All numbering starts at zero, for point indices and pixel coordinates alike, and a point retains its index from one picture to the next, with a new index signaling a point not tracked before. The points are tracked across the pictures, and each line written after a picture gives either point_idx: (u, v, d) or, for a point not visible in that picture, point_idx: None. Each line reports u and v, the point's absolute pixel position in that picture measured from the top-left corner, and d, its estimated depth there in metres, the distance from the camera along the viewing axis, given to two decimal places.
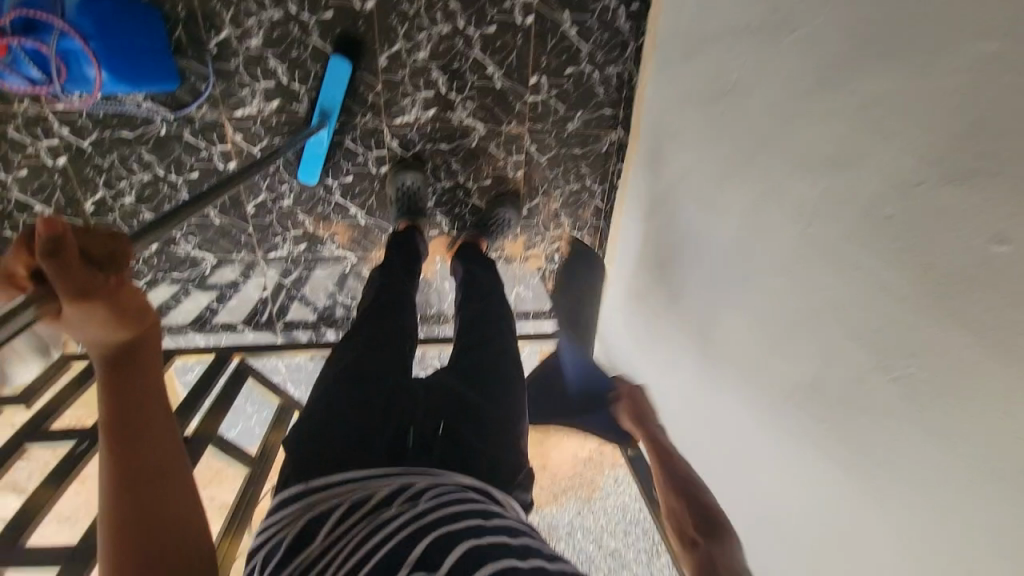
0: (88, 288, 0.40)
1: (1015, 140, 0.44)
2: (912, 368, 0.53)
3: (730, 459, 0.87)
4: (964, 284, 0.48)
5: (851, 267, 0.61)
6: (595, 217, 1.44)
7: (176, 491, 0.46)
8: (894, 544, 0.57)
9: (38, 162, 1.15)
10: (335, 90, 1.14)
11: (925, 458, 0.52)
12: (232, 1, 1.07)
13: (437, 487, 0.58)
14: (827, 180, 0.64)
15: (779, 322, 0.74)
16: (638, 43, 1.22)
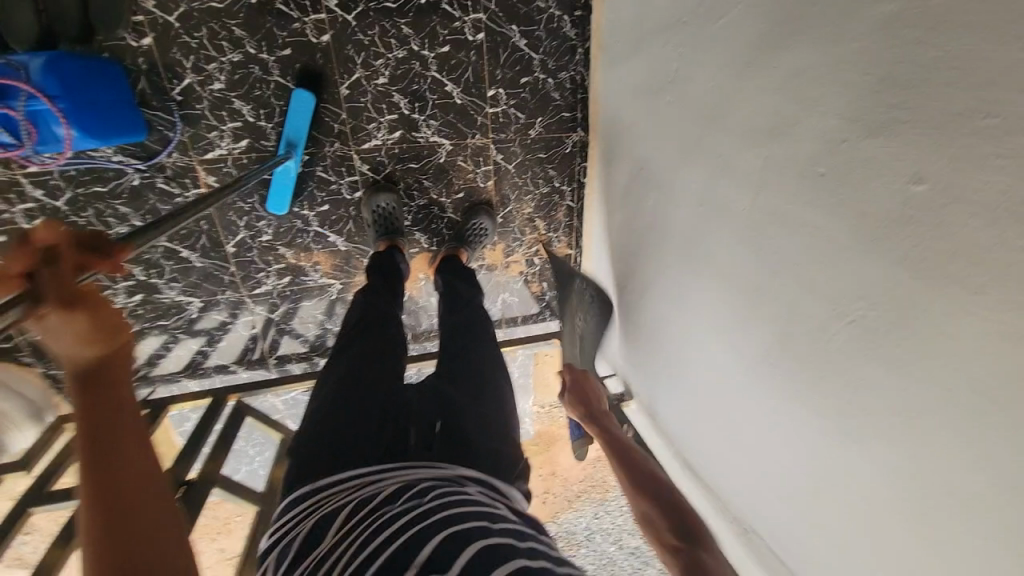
0: (77, 296, 0.47)
1: (916, 89, 0.49)
2: (865, 309, 0.57)
3: (725, 426, 0.90)
4: (895, 223, 0.52)
5: (799, 225, 0.65)
6: (568, 217, 1.49)
7: (149, 489, 0.48)
8: (874, 476, 0.60)
9: (14, 226, 1.16)
10: (301, 120, 1.17)
11: (889, 388, 0.56)
12: (192, 50, 1.10)
13: (448, 488, 0.57)
14: (767, 149, 0.69)
15: (746, 286, 0.78)
16: (586, 47, 1.28)
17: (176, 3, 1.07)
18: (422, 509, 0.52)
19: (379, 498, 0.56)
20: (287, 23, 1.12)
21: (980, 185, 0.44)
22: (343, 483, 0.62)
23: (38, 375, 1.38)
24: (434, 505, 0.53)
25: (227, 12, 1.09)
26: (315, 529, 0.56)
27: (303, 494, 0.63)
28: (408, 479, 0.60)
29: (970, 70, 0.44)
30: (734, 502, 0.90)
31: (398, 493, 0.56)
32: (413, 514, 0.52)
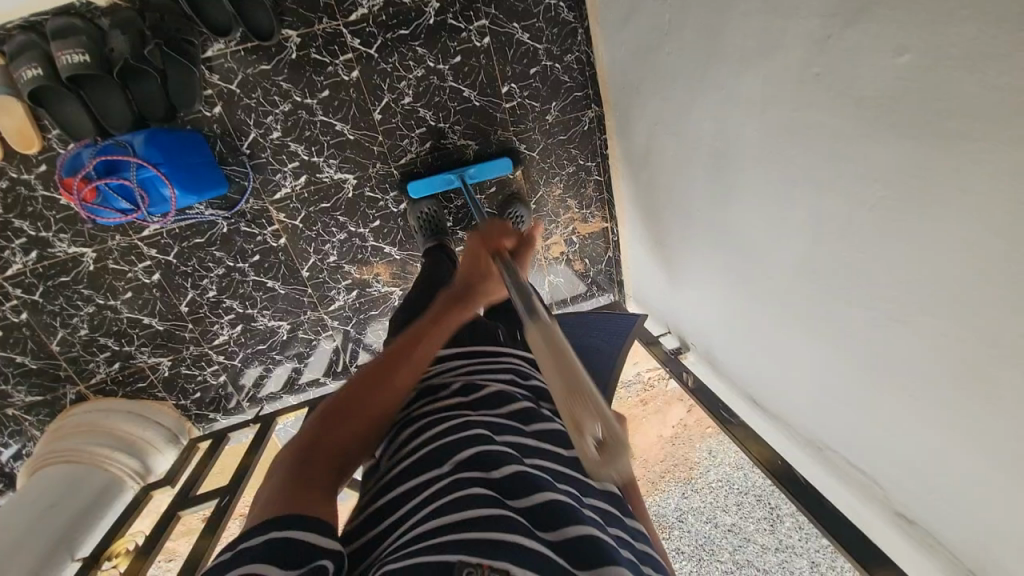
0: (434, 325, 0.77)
1: None
2: (882, 189, 0.60)
3: (775, 341, 0.92)
4: (888, 99, 0.55)
5: (805, 130, 0.69)
6: (598, 191, 1.55)
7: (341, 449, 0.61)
8: (929, 348, 0.61)
9: (138, 282, 1.41)
10: None
11: (923, 258, 0.58)
12: (252, 108, 1.29)
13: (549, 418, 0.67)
14: (762, 70, 0.73)
15: (769, 203, 0.81)
16: (585, 27, 1.35)
17: (235, 73, 1.25)
18: (523, 435, 0.62)
19: (489, 392, 0.68)
20: (322, 69, 1.29)
21: (955, 39, 0.47)
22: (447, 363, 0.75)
23: (170, 405, 1.57)
24: (537, 435, 0.63)
25: (273, 70, 1.27)
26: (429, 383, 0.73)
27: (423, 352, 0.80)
28: (510, 387, 0.70)
29: None
30: (793, 418, 0.93)
31: (504, 398, 0.68)
32: (516, 432, 0.63)
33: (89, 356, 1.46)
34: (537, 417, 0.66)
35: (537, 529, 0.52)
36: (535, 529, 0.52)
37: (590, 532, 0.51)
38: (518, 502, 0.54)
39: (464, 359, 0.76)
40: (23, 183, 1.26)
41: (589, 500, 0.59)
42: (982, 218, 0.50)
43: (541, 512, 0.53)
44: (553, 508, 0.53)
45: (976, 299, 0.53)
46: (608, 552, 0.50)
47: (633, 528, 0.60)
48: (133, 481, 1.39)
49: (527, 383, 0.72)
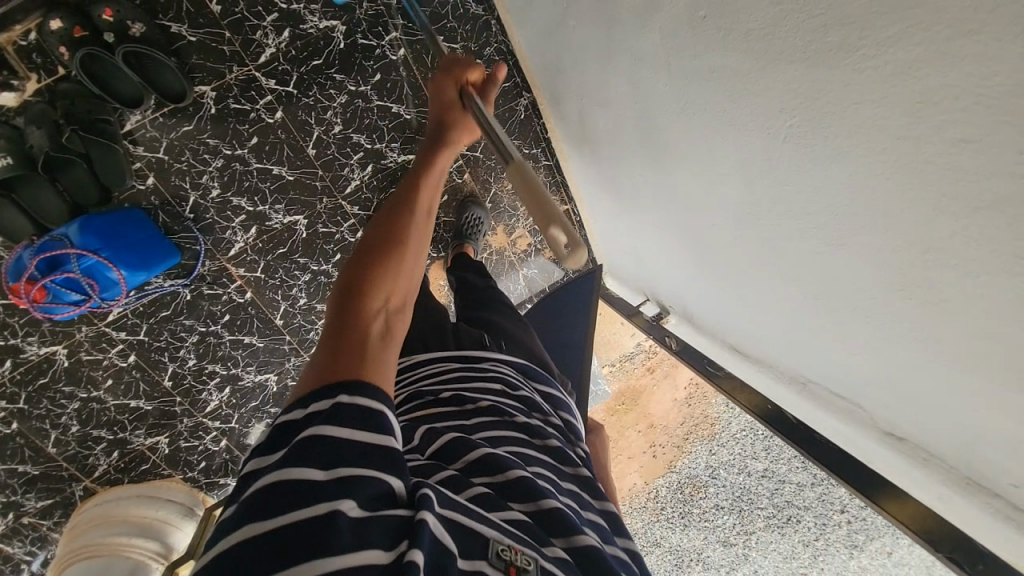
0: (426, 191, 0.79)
1: None
2: (789, 117, 0.59)
3: (739, 288, 0.92)
4: (773, 25, 0.54)
5: (708, 74, 0.68)
6: (549, 176, 1.55)
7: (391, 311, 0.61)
8: (869, 264, 0.60)
9: (116, 367, 1.40)
10: None
11: (842, 178, 0.57)
12: (185, 171, 1.28)
13: (549, 434, 0.67)
14: (656, 22, 0.72)
15: (696, 153, 0.80)
16: (496, 16, 1.34)
17: (159, 140, 1.24)
18: (528, 445, 0.63)
19: (485, 404, 0.68)
20: (245, 117, 1.27)
21: None
22: (440, 379, 0.75)
23: (178, 479, 1.56)
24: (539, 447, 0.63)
25: (197, 130, 1.26)
26: (423, 394, 0.72)
27: (424, 364, 0.81)
28: (508, 400, 0.70)
29: None
30: (774, 360, 0.92)
31: (498, 410, 0.67)
32: (519, 440, 0.63)
33: (87, 451, 1.45)
34: (539, 432, 0.66)
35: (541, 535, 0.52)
36: (540, 532, 0.52)
37: (590, 543, 0.52)
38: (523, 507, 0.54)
39: (454, 372, 0.76)
40: None
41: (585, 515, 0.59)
42: (882, 125, 0.49)
43: (543, 519, 0.53)
44: (559, 516, 0.53)
45: (896, 208, 0.52)
46: (609, 565, 0.50)
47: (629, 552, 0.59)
48: (157, 562, 1.41)
49: (524, 396, 0.73)
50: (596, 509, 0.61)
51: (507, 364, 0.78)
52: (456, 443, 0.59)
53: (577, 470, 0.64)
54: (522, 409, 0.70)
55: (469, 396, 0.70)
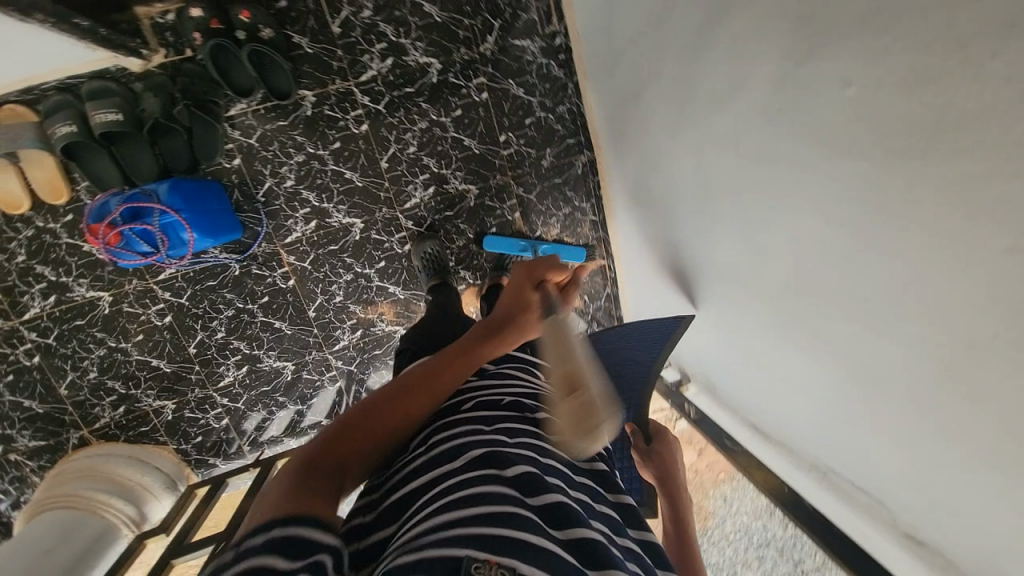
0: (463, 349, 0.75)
1: (823, 15, 0.59)
2: (850, 207, 0.64)
3: (771, 365, 0.93)
4: (845, 123, 0.61)
5: (776, 158, 0.74)
6: (594, 229, 1.63)
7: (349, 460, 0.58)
8: (908, 355, 0.63)
9: (150, 324, 1.45)
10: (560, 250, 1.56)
11: (890, 271, 0.61)
12: (269, 160, 1.40)
13: None
14: (732, 107, 0.80)
15: (751, 229, 0.86)
16: (575, 81, 1.48)
17: (255, 128, 1.37)
18: (541, 440, 0.63)
19: (506, 400, 0.69)
20: (334, 123, 1.40)
21: (891, 69, 0.53)
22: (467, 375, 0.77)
23: (170, 449, 1.56)
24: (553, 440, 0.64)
25: (290, 126, 1.39)
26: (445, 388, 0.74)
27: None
28: (525, 399, 0.71)
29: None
30: (797, 442, 0.93)
31: (517, 406, 0.69)
32: (530, 434, 0.63)
33: (95, 400, 1.47)
34: (557, 427, 0.67)
35: (550, 524, 0.52)
36: (548, 525, 0.52)
37: (592, 535, 0.52)
38: (532, 498, 0.53)
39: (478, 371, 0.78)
40: (49, 231, 1.33)
41: (597, 507, 0.59)
42: (940, 223, 0.53)
43: (548, 510, 0.53)
44: (567, 508, 0.53)
45: (943, 304, 0.56)
46: (611, 556, 0.51)
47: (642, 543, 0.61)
48: (127, 528, 1.36)
49: (543, 398, 0.73)
50: (610, 503, 0.63)
51: (530, 364, 0.81)
52: (465, 438, 0.61)
53: (594, 465, 0.67)
54: (541, 407, 0.71)
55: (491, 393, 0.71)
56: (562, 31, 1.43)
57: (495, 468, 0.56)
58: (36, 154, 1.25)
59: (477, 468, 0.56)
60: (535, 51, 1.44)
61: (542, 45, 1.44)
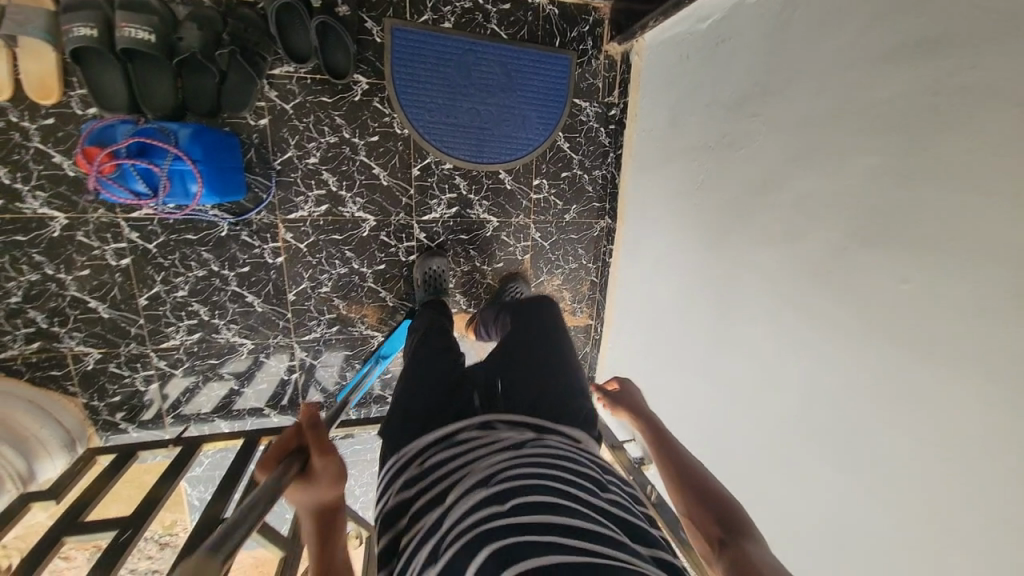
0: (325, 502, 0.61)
1: (900, 215, 0.67)
2: (870, 380, 0.72)
3: (744, 480, 0.98)
4: (887, 309, 0.69)
5: (813, 310, 0.82)
6: (591, 290, 1.67)
7: None
8: (879, 517, 0.70)
9: (102, 262, 1.28)
10: (399, 342, 1.42)
11: (888, 444, 0.69)
12: (298, 130, 1.31)
13: (531, 479, 0.55)
14: (783, 249, 0.87)
15: (763, 357, 0.93)
16: (617, 152, 1.54)
17: (294, 95, 1.28)
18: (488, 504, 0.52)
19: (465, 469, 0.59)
20: (379, 117, 1.35)
21: (953, 290, 0.61)
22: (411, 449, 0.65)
23: (78, 403, 1.37)
24: (505, 503, 0.51)
25: (332, 105, 1.31)
26: (411, 465, 0.63)
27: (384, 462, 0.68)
28: (484, 463, 0.59)
29: (944, 209, 0.62)
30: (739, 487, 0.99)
31: (476, 475, 0.57)
32: (477, 517, 0.50)
33: (7, 328, 1.27)
34: (518, 480, 0.54)
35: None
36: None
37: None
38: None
39: (434, 443, 0.64)
40: (19, 129, 1.16)
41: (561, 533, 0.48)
42: (964, 426, 0.60)
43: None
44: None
45: (938, 494, 0.63)
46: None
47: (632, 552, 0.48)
48: (13, 485, 1.16)
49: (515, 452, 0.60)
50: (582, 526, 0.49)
51: (506, 429, 0.66)
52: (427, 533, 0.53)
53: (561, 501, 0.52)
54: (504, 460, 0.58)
55: (443, 470, 0.60)
56: (619, 105, 1.50)
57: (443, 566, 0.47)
58: (36, 46, 1.10)
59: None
60: (590, 113, 1.49)
61: (598, 111, 1.49)
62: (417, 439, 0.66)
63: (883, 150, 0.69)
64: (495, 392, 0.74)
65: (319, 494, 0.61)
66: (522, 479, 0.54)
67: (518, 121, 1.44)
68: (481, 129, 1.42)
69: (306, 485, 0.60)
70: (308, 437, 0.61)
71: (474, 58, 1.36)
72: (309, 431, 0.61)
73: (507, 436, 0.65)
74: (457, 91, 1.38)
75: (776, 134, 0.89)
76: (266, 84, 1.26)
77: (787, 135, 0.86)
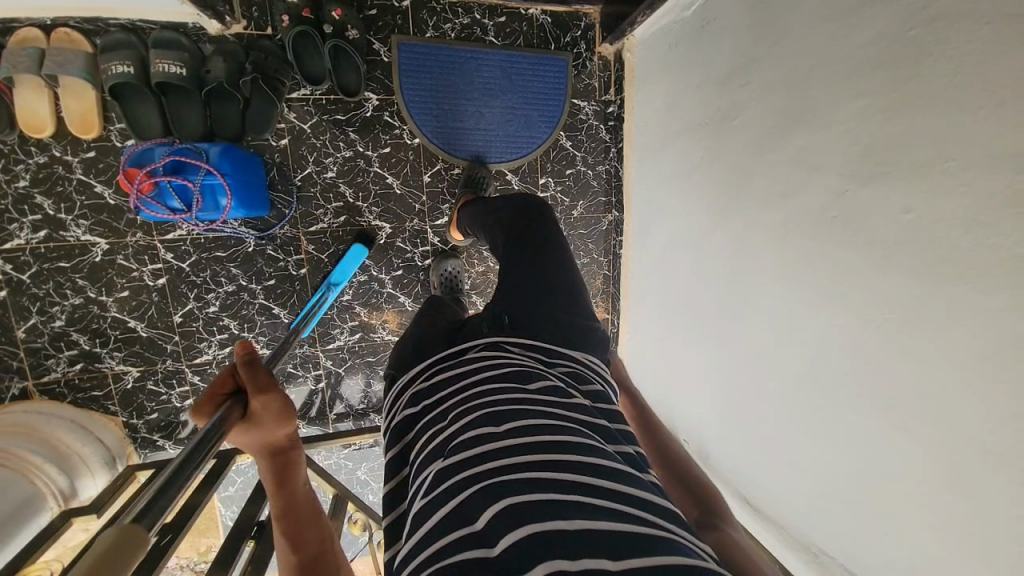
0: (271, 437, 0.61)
1: (894, 149, 0.70)
2: (886, 314, 0.72)
3: (773, 438, 0.97)
4: (892, 240, 0.71)
5: (821, 257, 0.83)
6: (605, 284, 1.69)
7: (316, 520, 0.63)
8: (912, 451, 0.69)
9: (140, 283, 1.36)
10: (348, 265, 1.36)
11: (911, 373, 0.69)
12: (316, 148, 1.40)
13: (546, 412, 0.56)
14: (786, 204, 0.90)
15: (778, 313, 0.93)
16: (618, 147, 1.59)
17: (311, 115, 1.38)
18: (502, 431, 0.52)
19: (475, 387, 0.60)
20: (389, 130, 1.43)
21: (953, 207, 0.62)
22: (416, 373, 0.68)
23: (118, 422, 1.42)
24: (512, 454, 0.50)
25: (346, 122, 1.41)
26: (423, 391, 0.64)
27: (395, 380, 0.72)
28: (496, 386, 0.59)
29: (934, 134, 0.64)
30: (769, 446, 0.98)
31: (490, 396, 0.58)
32: (483, 461, 0.49)
33: (52, 351, 1.34)
34: (533, 413, 0.55)
35: (501, 530, 0.43)
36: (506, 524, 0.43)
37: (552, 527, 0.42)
38: (492, 549, 0.42)
39: (448, 364, 0.66)
40: (64, 163, 1.28)
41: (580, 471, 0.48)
42: (981, 338, 0.60)
43: (501, 511, 0.44)
44: (536, 538, 0.41)
45: (969, 414, 0.62)
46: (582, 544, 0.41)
47: (641, 503, 0.47)
48: (55, 501, 1.17)
49: (529, 380, 0.61)
50: (601, 463, 0.50)
51: (519, 357, 0.67)
52: (439, 452, 0.54)
53: (579, 439, 0.53)
54: (517, 386, 0.60)
55: (452, 389, 0.61)
56: (616, 102, 1.56)
57: (459, 491, 0.48)
58: (77, 85, 1.23)
59: (443, 501, 0.48)
60: (589, 112, 1.56)
61: (596, 109, 1.56)
62: (428, 358, 0.70)
63: (869, 90, 0.73)
64: (502, 328, 0.74)
65: (265, 432, 0.60)
66: (532, 426, 0.53)
67: (520, 120, 1.51)
68: (486, 130, 1.50)
69: (248, 426, 0.59)
70: (245, 376, 0.60)
71: (475, 65, 1.45)
72: (245, 369, 0.59)
73: (516, 359, 0.66)
74: (461, 97, 1.46)
75: (766, 97, 0.93)
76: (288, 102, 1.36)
77: (777, 96, 0.90)
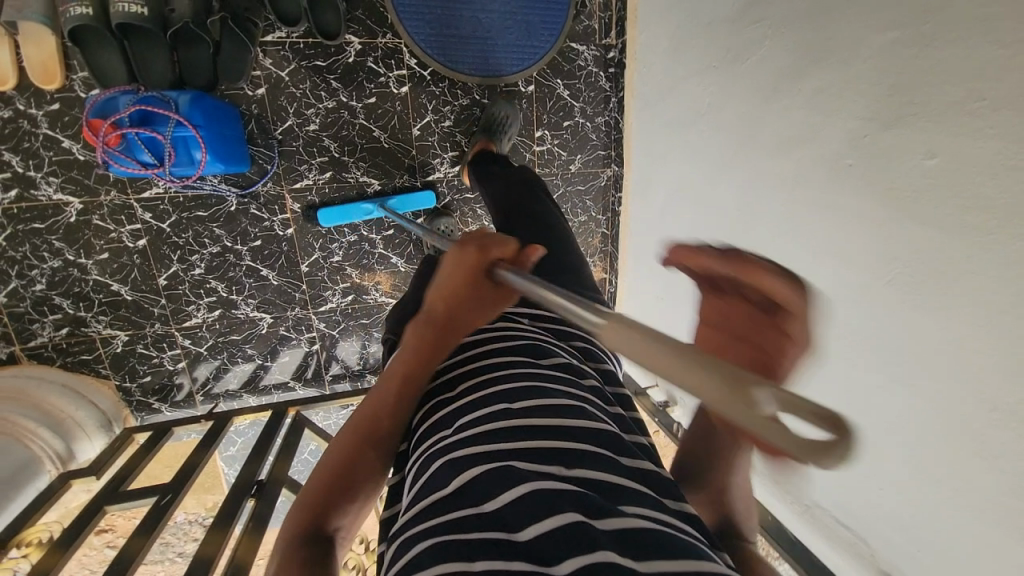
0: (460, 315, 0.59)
1: (921, 88, 0.64)
2: (901, 268, 0.68)
3: None
4: (912, 189, 0.66)
5: (834, 208, 0.78)
6: (603, 243, 1.64)
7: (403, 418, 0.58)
8: (920, 408, 0.67)
9: (119, 244, 1.31)
10: (410, 200, 1.41)
11: (924, 329, 0.66)
12: (296, 98, 1.31)
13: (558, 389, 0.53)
14: (798, 154, 0.84)
15: (785, 269, 0.89)
16: (618, 96, 1.49)
17: (288, 61, 1.28)
18: (515, 410, 0.50)
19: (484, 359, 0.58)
20: (374, 77, 1.34)
21: (982, 152, 0.58)
22: None
23: (111, 386, 1.40)
24: (524, 436, 0.47)
25: (327, 69, 1.31)
26: None
27: None
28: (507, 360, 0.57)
29: (969, 69, 0.58)
30: None
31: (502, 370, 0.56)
32: (493, 439, 0.47)
33: (36, 315, 1.31)
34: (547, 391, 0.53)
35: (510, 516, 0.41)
36: (515, 510, 0.41)
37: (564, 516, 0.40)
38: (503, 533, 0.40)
39: None
40: (27, 117, 1.19)
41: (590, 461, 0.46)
42: (1004, 290, 0.57)
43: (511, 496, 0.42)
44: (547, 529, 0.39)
45: (984, 371, 0.59)
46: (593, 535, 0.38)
47: (651, 500, 0.45)
48: (52, 464, 1.17)
49: (541, 355, 0.59)
50: (612, 453, 0.48)
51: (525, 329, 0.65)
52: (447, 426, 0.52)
53: (595, 423, 0.50)
54: (526, 359, 0.58)
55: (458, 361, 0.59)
56: (618, 46, 1.45)
57: (467, 467, 0.46)
58: (36, 30, 1.13)
59: (446, 475, 0.46)
60: (588, 58, 1.45)
61: (596, 54, 1.45)
62: None
63: (897, 21, 0.66)
64: None
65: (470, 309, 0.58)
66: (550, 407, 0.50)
67: (519, 34, 1.38)
68: (484, 39, 1.37)
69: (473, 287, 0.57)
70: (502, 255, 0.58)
71: None
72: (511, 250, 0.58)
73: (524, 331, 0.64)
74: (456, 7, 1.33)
75: (783, 34, 0.85)
76: (271, 34, 1.25)
77: (795, 33, 0.83)
